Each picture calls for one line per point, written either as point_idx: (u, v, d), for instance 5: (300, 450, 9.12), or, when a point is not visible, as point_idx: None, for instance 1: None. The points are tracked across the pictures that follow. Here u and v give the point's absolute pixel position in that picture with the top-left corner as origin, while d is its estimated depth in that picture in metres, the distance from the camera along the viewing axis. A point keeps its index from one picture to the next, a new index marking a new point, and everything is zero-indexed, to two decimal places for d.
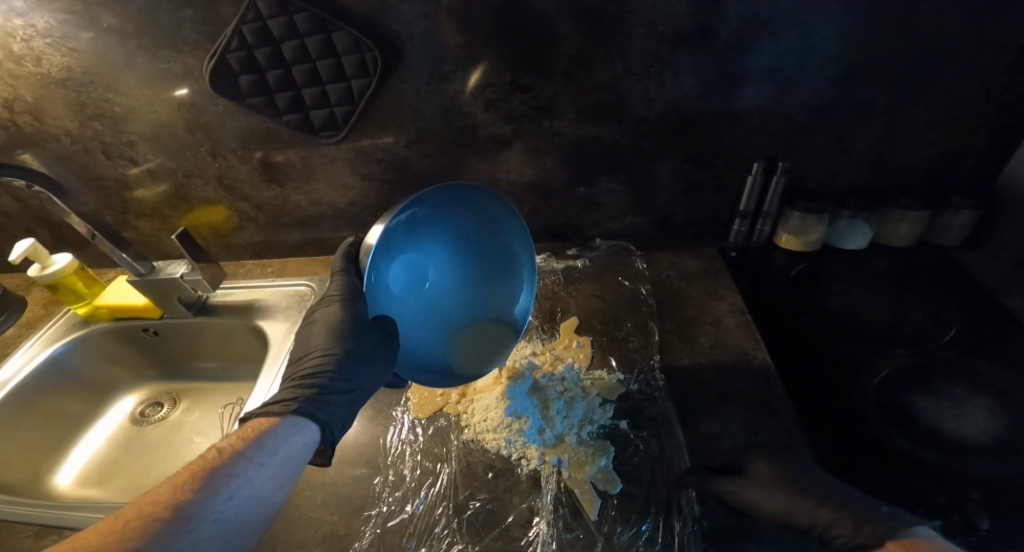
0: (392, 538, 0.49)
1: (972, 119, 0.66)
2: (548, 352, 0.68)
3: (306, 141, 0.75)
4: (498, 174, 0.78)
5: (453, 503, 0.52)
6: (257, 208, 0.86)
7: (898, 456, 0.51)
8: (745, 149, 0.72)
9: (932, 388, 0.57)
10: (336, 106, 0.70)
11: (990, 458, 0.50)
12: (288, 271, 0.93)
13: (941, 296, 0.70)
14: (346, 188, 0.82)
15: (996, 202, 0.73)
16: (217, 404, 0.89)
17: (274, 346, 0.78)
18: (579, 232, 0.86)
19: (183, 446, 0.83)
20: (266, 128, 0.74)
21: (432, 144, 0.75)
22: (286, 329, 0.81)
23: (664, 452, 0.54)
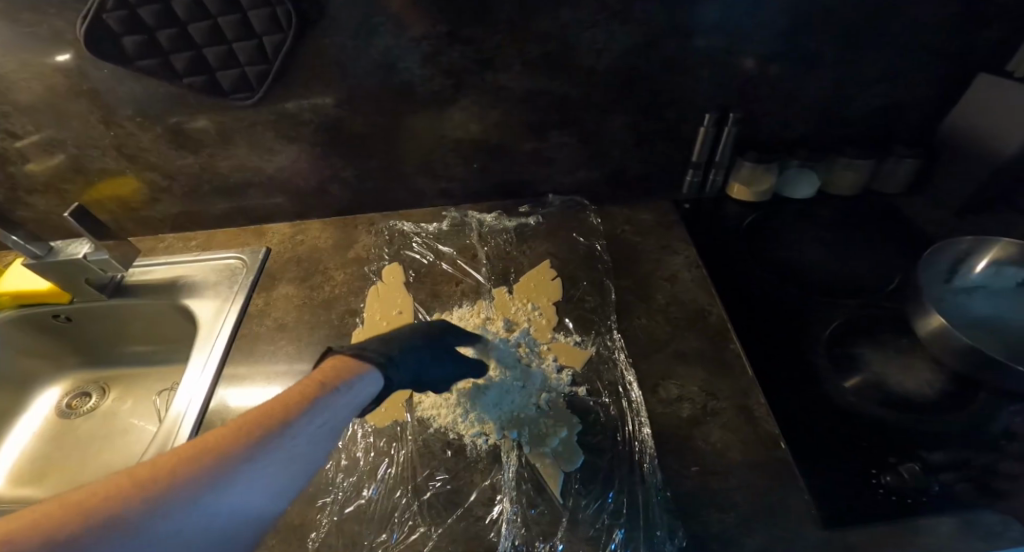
0: (350, 525, 0.49)
1: (915, 68, 0.68)
2: (502, 316, 0.68)
3: (214, 105, 0.69)
4: (441, 134, 0.75)
5: (412, 485, 0.52)
6: (169, 177, 0.79)
7: (846, 410, 0.53)
8: (696, 99, 0.71)
9: (878, 338, 0.61)
10: (247, 65, 0.64)
11: (924, 401, 0.54)
12: (215, 244, 0.86)
13: (887, 244, 0.74)
14: (272, 153, 0.76)
15: (936, 151, 0.77)
16: (152, 392, 0.86)
17: (205, 327, 0.73)
18: (530, 188, 0.84)
19: (120, 435, 0.81)
20: (167, 92, 0.67)
21: (367, 103, 0.70)
22: (217, 306, 0.76)
23: (623, 417, 0.55)
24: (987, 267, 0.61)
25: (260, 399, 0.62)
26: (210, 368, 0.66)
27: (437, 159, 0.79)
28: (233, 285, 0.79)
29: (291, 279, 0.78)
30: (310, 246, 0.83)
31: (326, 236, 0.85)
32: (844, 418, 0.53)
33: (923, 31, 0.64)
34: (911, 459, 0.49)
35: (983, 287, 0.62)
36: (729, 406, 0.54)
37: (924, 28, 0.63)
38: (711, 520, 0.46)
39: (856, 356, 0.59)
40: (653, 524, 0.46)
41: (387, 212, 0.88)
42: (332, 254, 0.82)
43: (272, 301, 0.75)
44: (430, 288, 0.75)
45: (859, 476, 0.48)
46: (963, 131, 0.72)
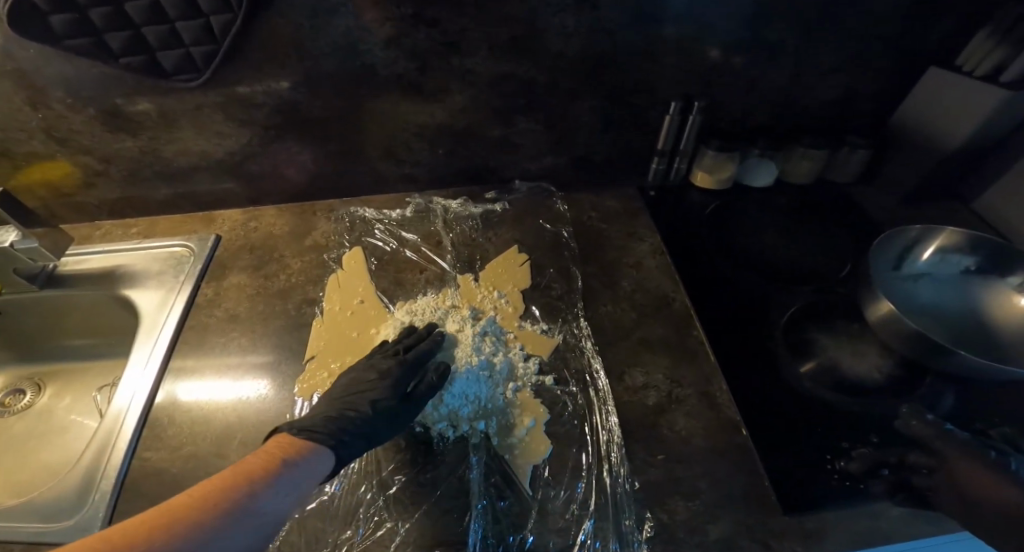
0: (312, 522, 0.48)
1: (868, 60, 0.70)
2: (468, 303, 0.67)
3: (155, 87, 0.64)
4: (405, 118, 0.72)
5: (377, 479, 0.51)
6: (105, 161, 0.73)
7: (801, 396, 0.56)
8: (662, 87, 0.71)
9: (830, 323, 0.64)
10: (192, 45, 0.60)
11: (872, 387, 0.57)
12: (159, 231, 0.81)
13: (836, 229, 0.78)
14: (221, 137, 0.71)
15: (888, 142, 0.80)
16: (91, 388, 0.80)
17: (147, 318, 0.68)
18: (497, 174, 0.82)
19: (59, 436, 0.75)
20: (101, 73, 0.62)
21: (325, 85, 0.67)
22: (161, 297, 0.71)
23: (591, 405, 0.56)
24: (933, 255, 0.65)
25: (209, 394, 0.59)
26: (155, 361, 0.62)
27: (401, 145, 0.76)
28: (179, 274, 0.74)
29: (243, 267, 0.74)
30: (264, 233, 0.79)
31: (282, 223, 0.81)
32: (799, 402, 0.56)
33: (877, 25, 0.66)
34: (862, 443, 0.52)
35: (928, 274, 0.65)
36: (694, 394, 0.56)
37: (877, 23, 0.66)
38: (678, 508, 0.47)
39: (812, 343, 0.62)
40: (621, 514, 0.47)
41: (348, 197, 0.84)
42: (288, 242, 0.78)
43: (222, 290, 0.71)
44: (394, 276, 0.73)
45: (817, 461, 0.50)
46: (911, 122, 0.76)
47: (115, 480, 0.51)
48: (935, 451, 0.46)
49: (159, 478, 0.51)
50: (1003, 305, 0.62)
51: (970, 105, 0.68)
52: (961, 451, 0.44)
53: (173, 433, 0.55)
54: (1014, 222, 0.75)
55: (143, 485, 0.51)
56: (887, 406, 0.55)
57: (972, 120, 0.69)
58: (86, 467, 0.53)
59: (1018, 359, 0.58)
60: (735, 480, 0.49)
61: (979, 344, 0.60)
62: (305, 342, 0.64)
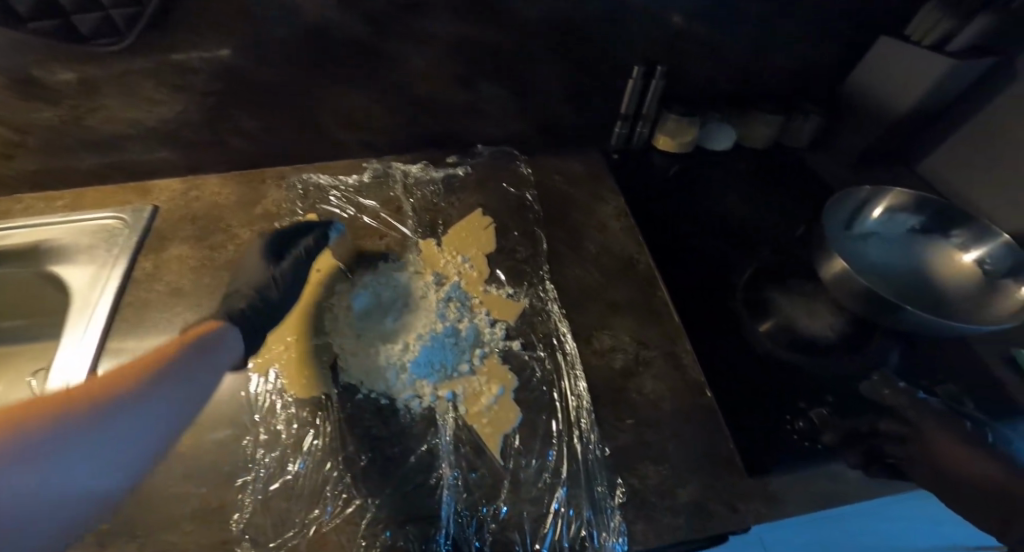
0: (277, 503, 0.46)
1: (825, 30, 0.72)
2: (431, 270, 0.65)
3: (72, 53, 0.57)
4: (362, 83, 0.67)
5: (343, 456, 0.49)
6: (17, 131, 0.64)
7: (761, 358, 0.59)
8: (628, 52, 0.70)
9: (788, 284, 0.66)
10: (113, 8, 0.53)
11: (825, 348, 0.60)
12: (87, 203, 0.73)
13: (789, 190, 0.81)
14: (155, 104, 0.64)
15: (838, 108, 0.83)
16: (25, 373, 0.73)
17: (78, 298, 0.62)
18: (459, 139, 0.79)
19: None
20: (5, 38, 0.54)
21: (271, 49, 0.61)
22: (93, 273, 0.65)
23: (559, 369, 0.56)
24: (882, 214, 0.69)
25: None
26: (88, 343, 0.57)
27: (358, 111, 0.71)
28: (113, 249, 0.67)
29: (184, 239, 0.69)
30: (209, 202, 0.73)
31: (228, 192, 0.75)
32: (762, 367, 0.58)
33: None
34: (819, 404, 0.55)
35: (878, 232, 0.69)
36: (659, 355, 0.57)
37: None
38: (648, 473, 0.48)
39: (770, 302, 0.64)
40: (594, 481, 0.48)
41: (300, 164, 0.79)
42: (235, 211, 0.72)
43: (163, 264, 0.66)
44: (352, 241, 0.69)
45: (778, 424, 0.53)
46: (861, 91, 0.78)
47: None
48: (909, 421, 0.47)
49: None
50: (947, 260, 0.67)
51: (919, 69, 0.70)
52: (936, 418, 0.46)
53: None
54: (955, 186, 0.79)
55: None
56: (836, 365, 0.59)
57: (921, 82, 0.71)
58: None
59: (957, 315, 0.61)
60: (701, 443, 0.51)
61: (923, 300, 0.63)
62: None
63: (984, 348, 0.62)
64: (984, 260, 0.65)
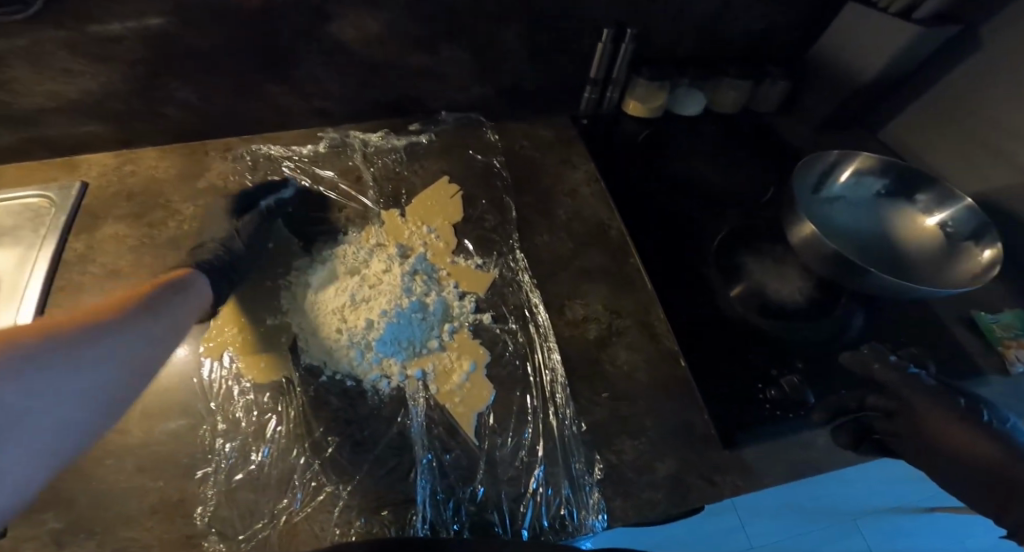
0: (242, 494, 0.44)
1: None
2: (395, 242, 0.62)
3: None
4: (311, 46, 0.62)
5: (309, 442, 0.47)
6: None
7: (730, 323, 0.60)
8: (593, 12, 0.67)
9: (756, 248, 0.67)
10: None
11: (790, 313, 0.62)
12: (3, 182, 0.65)
13: (755, 154, 0.82)
14: (73, 76, 0.57)
15: (806, 73, 0.84)
16: None
17: (1, 285, 0.56)
18: (420, 104, 0.75)
19: None
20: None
21: (205, 11, 0.55)
22: (20, 256, 0.59)
23: (532, 342, 0.55)
24: (850, 177, 0.70)
25: None
26: None
27: (307, 75, 0.66)
28: (38, 230, 0.61)
29: (121, 217, 0.63)
30: (145, 177, 0.67)
31: (167, 165, 0.69)
32: (729, 329, 0.59)
33: None
34: (789, 370, 0.56)
35: (845, 196, 0.71)
36: (632, 324, 0.58)
37: None
38: (625, 448, 0.49)
39: (742, 268, 0.65)
40: (571, 458, 0.48)
41: (248, 134, 0.73)
42: (177, 186, 0.67)
43: (97, 244, 0.60)
44: (312, 213, 0.66)
45: (750, 392, 0.54)
46: (828, 55, 0.80)
47: None
48: (899, 397, 0.50)
49: None
50: (910, 222, 0.69)
51: (891, 34, 0.70)
52: (928, 395, 0.49)
53: None
54: (919, 150, 0.82)
55: None
56: (800, 327, 0.61)
57: (891, 48, 0.71)
58: None
59: (919, 278, 0.63)
60: (675, 415, 0.51)
61: (888, 265, 0.66)
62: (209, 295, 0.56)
63: (936, 308, 0.66)
64: (947, 223, 0.67)
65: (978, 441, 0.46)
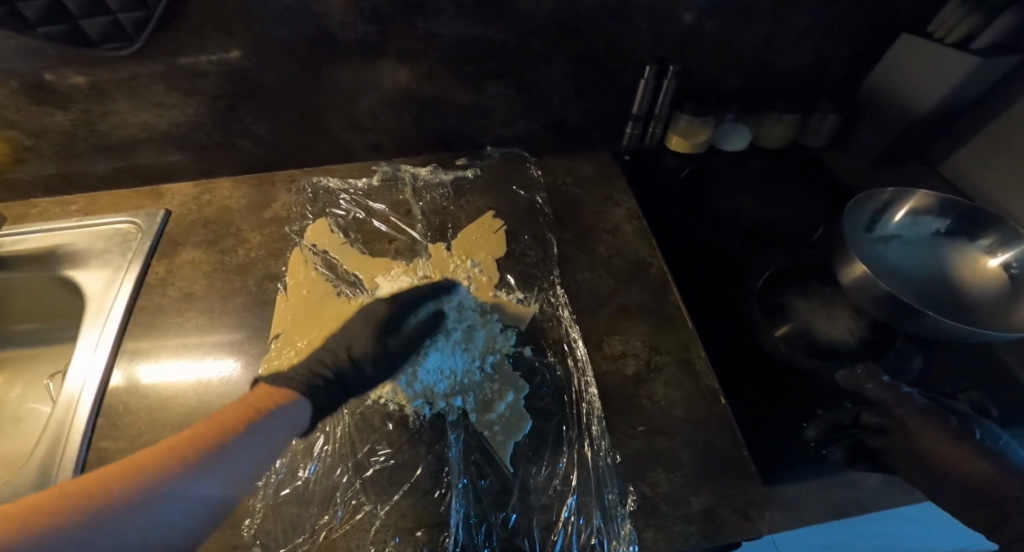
0: (288, 508, 0.46)
1: (839, 26, 0.70)
2: (440, 274, 0.65)
3: (83, 57, 0.57)
4: (368, 84, 0.67)
5: (353, 462, 0.49)
6: (34, 136, 0.66)
7: (777, 361, 0.58)
8: (636, 49, 0.69)
9: (805, 288, 0.65)
10: (119, 12, 0.54)
11: (844, 353, 0.59)
12: (101, 208, 0.74)
13: (805, 190, 0.79)
14: (164, 108, 0.65)
15: (859, 106, 0.81)
16: (43, 375, 0.75)
17: (93, 301, 0.63)
18: (467, 141, 0.79)
19: (11, 425, 0.70)
20: (18, 44, 0.55)
21: (277, 52, 0.61)
22: (108, 277, 0.65)
23: (569, 375, 0.56)
24: (904, 217, 0.68)
25: (172, 376, 0.55)
26: (104, 345, 0.58)
27: (364, 112, 0.71)
28: (126, 253, 0.68)
29: (197, 243, 0.69)
30: (219, 207, 0.74)
31: (238, 197, 0.75)
32: (773, 366, 0.57)
33: None
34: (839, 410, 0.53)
35: (899, 235, 0.68)
36: (672, 361, 0.57)
37: None
38: (660, 481, 0.47)
39: (787, 306, 0.63)
40: (604, 488, 0.47)
41: (310, 167, 0.79)
42: (245, 215, 0.73)
43: (175, 269, 0.66)
44: (364, 245, 0.70)
45: (795, 430, 0.52)
46: (882, 86, 0.77)
47: (74, 470, 0.48)
48: (893, 415, 0.49)
49: None
50: (971, 263, 0.65)
51: (948, 65, 0.68)
52: (922, 415, 0.48)
53: (131, 421, 0.52)
54: (984, 186, 0.77)
55: None
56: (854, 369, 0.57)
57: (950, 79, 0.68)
58: (40, 461, 0.49)
59: (984, 321, 0.59)
60: (715, 451, 0.50)
61: (951, 307, 0.62)
62: (270, 320, 0.61)
63: (1013, 355, 0.60)
64: (1012, 263, 0.63)
65: (974, 460, 0.44)
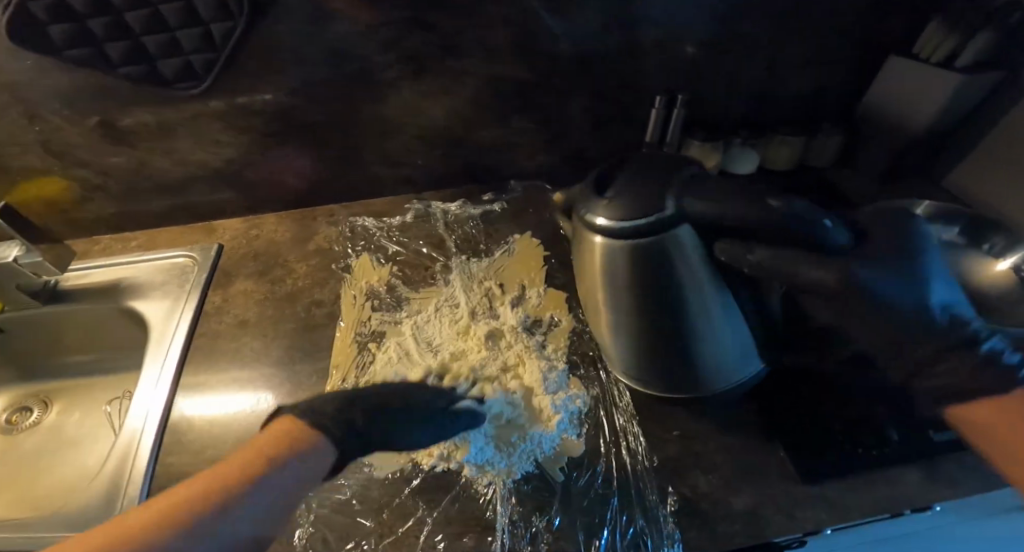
0: (343, 517, 0.50)
1: (846, 52, 0.73)
2: (483, 289, 0.69)
3: (158, 97, 0.66)
4: (402, 121, 0.74)
5: (401, 472, 0.53)
6: (103, 175, 0.75)
7: None
8: (649, 82, 0.73)
9: None
10: (192, 54, 0.62)
11: None
12: (159, 243, 0.83)
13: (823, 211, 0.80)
14: (220, 145, 0.73)
15: None
16: (99, 402, 0.83)
17: (156, 329, 0.70)
18: (493, 174, 0.84)
19: (72, 450, 0.78)
20: (98, 83, 0.64)
21: (322, 89, 0.68)
22: (168, 307, 0.73)
23: (604, 387, 0.58)
24: None
25: (215, 408, 0.60)
26: (164, 376, 0.64)
27: (397, 148, 0.78)
28: (183, 284, 0.76)
29: (249, 274, 0.76)
30: (267, 240, 0.81)
31: (283, 230, 0.82)
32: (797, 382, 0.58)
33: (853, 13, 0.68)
34: None
35: None
36: None
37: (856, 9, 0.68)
38: (699, 482, 0.49)
39: None
40: (643, 488, 0.49)
41: (348, 203, 0.86)
42: (291, 247, 0.80)
43: (230, 298, 0.73)
44: (401, 271, 0.74)
45: None
46: None
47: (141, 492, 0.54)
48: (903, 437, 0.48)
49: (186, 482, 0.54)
50: None
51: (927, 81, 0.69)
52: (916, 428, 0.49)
53: (192, 438, 0.58)
54: None
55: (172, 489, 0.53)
56: None
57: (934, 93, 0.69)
58: (109, 481, 0.56)
59: None
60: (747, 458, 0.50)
61: None
62: (315, 342, 0.66)
63: None
64: None
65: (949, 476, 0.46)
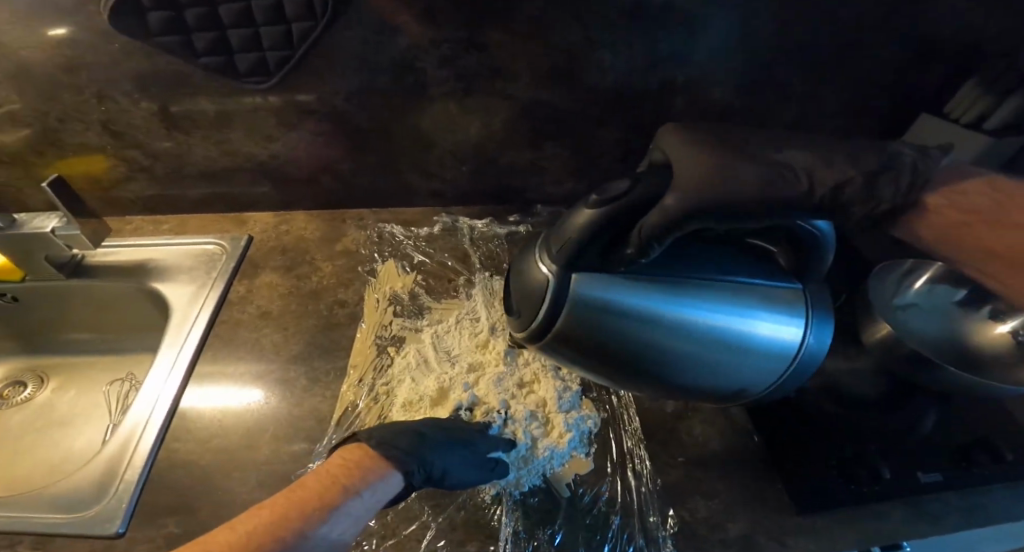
0: None
1: (879, 112, 0.75)
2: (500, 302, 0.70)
3: (224, 88, 0.69)
4: (444, 135, 0.77)
5: None
6: (151, 158, 0.79)
7: None
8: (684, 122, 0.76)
9: None
10: (269, 50, 0.65)
11: None
12: (189, 230, 0.86)
13: None
14: (270, 141, 0.76)
15: None
16: (99, 383, 0.86)
17: (180, 311, 0.73)
18: (521, 196, 0.87)
19: (59, 430, 0.80)
20: (175, 71, 0.68)
21: (377, 96, 0.72)
22: (193, 291, 0.75)
23: (614, 411, 0.58)
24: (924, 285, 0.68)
25: (222, 400, 0.61)
26: (179, 362, 0.66)
27: (435, 160, 0.81)
28: (210, 272, 0.78)
29: (275, 268, 0.78)
30: (296, 237, 0.84)
31: (313, 229, 0.85)
32: None
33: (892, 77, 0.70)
34: None
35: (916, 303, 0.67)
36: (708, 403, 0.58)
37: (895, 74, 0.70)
38: (698, 506, 0.49)
39: None
40: (646, 510, 0.49)
41: (378, 209, 0.88)
42: (319, 246, 0.82)
43: (255, 288, 0.75)
44: (426, 281, 0.76)
45: None
46: None
47: (139, 479, 0.54)
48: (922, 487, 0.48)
49: (187, 469, 0.54)
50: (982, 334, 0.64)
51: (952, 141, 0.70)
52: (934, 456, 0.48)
53: (201, 427, 0.59)
54: None
55: (171, 476, 0.54)
56: None
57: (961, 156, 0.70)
58: (105, 465, 0.56)
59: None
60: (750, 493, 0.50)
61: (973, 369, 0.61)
62: (334, 341, 0.67)
63: None
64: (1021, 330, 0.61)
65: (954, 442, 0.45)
